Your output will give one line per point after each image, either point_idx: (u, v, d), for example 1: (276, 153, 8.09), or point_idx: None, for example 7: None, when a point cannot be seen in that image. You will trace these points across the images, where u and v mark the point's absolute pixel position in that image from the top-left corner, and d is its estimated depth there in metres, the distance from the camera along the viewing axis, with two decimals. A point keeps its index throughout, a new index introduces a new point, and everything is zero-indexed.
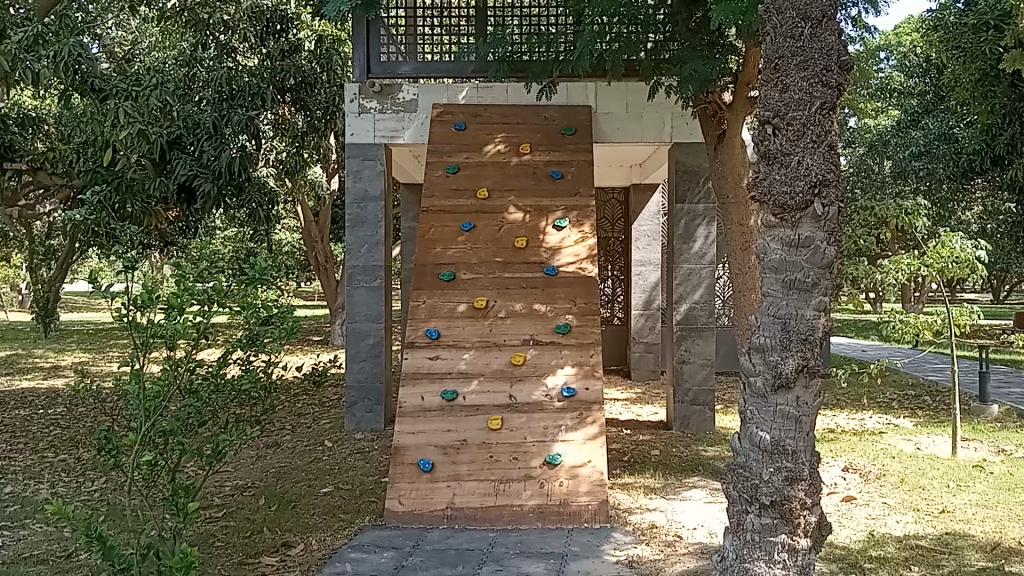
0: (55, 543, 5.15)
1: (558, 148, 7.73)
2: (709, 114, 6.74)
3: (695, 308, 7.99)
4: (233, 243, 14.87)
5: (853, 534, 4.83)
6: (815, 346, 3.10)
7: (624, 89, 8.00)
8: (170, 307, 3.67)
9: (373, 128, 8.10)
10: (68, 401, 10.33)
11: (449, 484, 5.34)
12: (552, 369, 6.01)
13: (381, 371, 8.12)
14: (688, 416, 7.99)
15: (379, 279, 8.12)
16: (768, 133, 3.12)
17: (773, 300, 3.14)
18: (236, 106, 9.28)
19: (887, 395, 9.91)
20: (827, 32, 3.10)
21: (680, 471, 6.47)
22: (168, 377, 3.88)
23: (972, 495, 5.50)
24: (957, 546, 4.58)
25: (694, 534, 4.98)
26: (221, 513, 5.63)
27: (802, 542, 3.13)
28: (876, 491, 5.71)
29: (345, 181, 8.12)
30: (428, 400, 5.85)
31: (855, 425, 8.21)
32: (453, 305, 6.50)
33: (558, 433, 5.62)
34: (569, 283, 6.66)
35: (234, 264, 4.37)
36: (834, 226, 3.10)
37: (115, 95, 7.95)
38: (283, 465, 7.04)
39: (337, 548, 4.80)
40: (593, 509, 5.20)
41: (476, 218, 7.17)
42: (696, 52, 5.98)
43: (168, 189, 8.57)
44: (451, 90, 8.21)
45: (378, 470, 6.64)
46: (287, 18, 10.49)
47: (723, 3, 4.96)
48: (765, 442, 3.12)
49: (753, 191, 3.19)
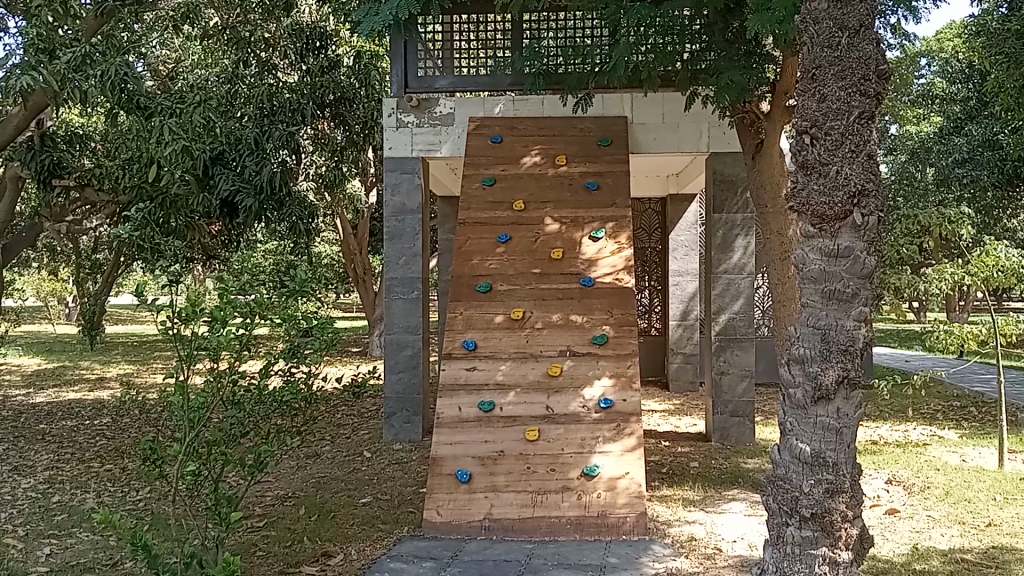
0: (102, 551, 5.26)
1: (595, 160, 7.75)
2: (746, 124, 6.69)
3: (735, 318, 7.93)
4: (272, 256, 15.10)
5: (896, 547, 4.74)
6: (856, 357, 3.07)
7: (660, 100, 8.00)
8: (214, 319, 3.75)
9: (410, 141, 8.20)
10: (114, 412, 10.52)
11: (486, 495, 5.36)
12: (589, 380, 6.00)
13: (418, 382, 8.17)
14: (726, 428, 7.91)
15: (417, 290, 8.18)
16: (805, 143, 3.12)
17: (812, 311, 3.12)
18: (277, 122, 9.87)
19: (932, 407, 9.72)
20: (865, 41, 3.06)
21: (720, 484, 6.39)
22: (212, 389, 3.96)
23: (1020, 509, 5.37)
24: (1005, 560, 4.47)
25: (734, 547, 4.92)
26: (262, 522, 5.71)
27: (844, 555, 3.08)
28: (920, 504, 5.60)
29: (384, 195, 8.23)
30: (466, 411, 5.87)
31: (899, 437, 8.06)
32: (490, 316, 6.53)
33: (596, 444, 5.60)
34: (606, 293, 6.66)
35: (276, 278, 4.46)
36: (874, 236, 3.07)
37: (160, 112, 8.06)
38: (323, 475, 7.11)
39: (376, 558, 4.84)
40: (631, 521, 5.17)
41: (513, 230, 7.21)
42: (733, 63, 5.93)
43: (211, 203, 8.63)
44: (487, 103, 8.28)
45: (416, 481, 6.68)
46: (326, 34, 10.67)
47: (760, 12, 4.94)
48: (806, 454, 3.09)
49: (791, 202, 3.19)
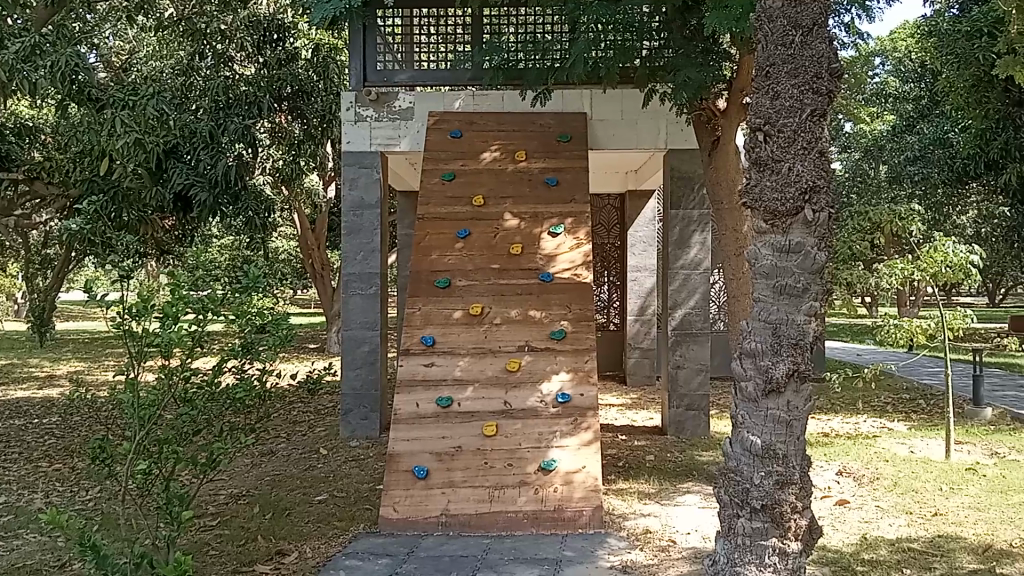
0: (49, 553, 5.15)
1: (554, 155, 7.76)
2: (703, 121, 6.74)
3: (691, 313, 8.01)
4: (228, 251, 14.90)
5: (846, 537, 4.83)
6: (806, 351, 3.12)
7: (619, 96, 8.04)
8: (165, 316, 3.67)
9: (369, 136, 8.14)
10: (63, 410, 10.31)
11: (443, 491, 5.34)
12: (547, 375, 6.02)
13: (376, 378, 8.13)
14: (682, 421, 8.00)
15: (375, 286, 8.14)
16: (759, 140, 3.14)
17: (763, 305, 3.15)
18: (232, 116, 9.41)
19: (882, 399, 9.92)
20: (818, 40, 3.10)
21: (675, 477, 6.46)
22: (163, 387, 3.88)
23: (965, 498, 5.51)
24: (950, 548, 4.58)
25: (688, 538, 4.98)
26: (215, 521, 5.63)
27: (793, 545, 3.13)
28: (869, 495, 5.72)
29: (342, 189, 8.15)
30: (423, 407, 5.85)
31: (849, 429, 8.21)
32: (448, 312, 6.51)
33: (553, 438, 5.62)
34: (564, 288, 6.69)
35: (229, 272, 4.39)
36: (825, 232, 3.11)
37: (111, 104, 8.15)
38: (278, 473, 7.03)
39: (331, 555, 4.81)
40: (588, 515, 5.20)
41: (472, 225, 7.18)
42: (690, 59, 5.95)
43: (165, 198, 8.62)
44: (447, 97, 8.25)
45: (373, 478, 6.65)
46: (284, 26, 10.50)
47: (718, 10, 4.98)
48: (756, 447, 3.13)
49: (744, 198, 3.21)
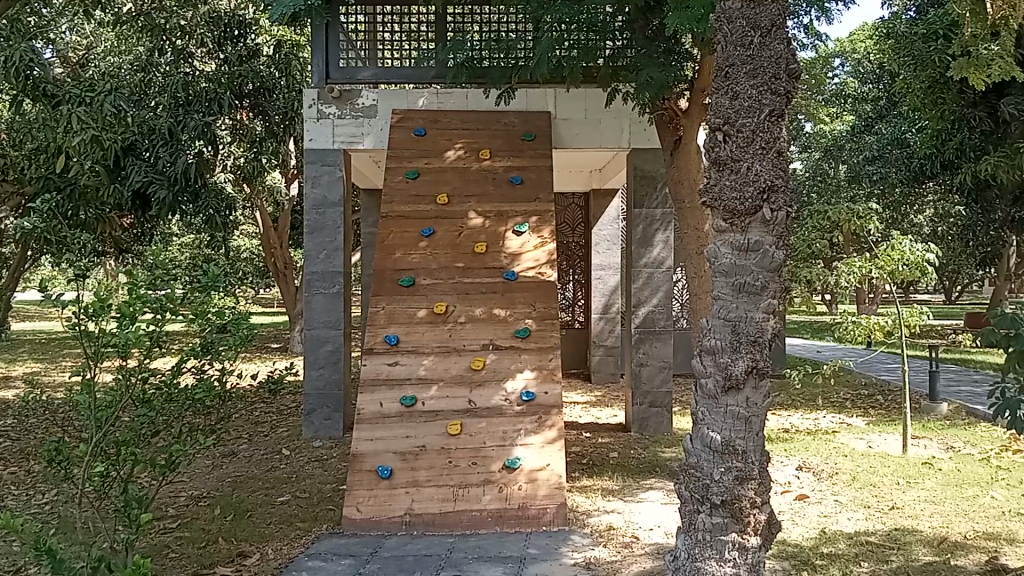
0: (3, 558, 5.04)
1: (518, 154, 7.76)
2: (665, 121, 6.79)
3: (654, 311, 8.07)
4: (189, 249, 14.70)
5: (805, 532, 4.90)
6: (765, 348, 3.15)
7: (583, 95, 8.07)
8: (122, 316, 3.59)
9: (332, 133, 8.07)
10: (18, 412, 10.09)
11: (407, 491, 5.32)
12: (511, 373, 6.03)
13: (339, 378, 8.08)
14: (646, 418, 8.05)
15: (338, 285, 8.08)
16: (718, 140, 3.18)
17: (723, 303, 3.19)
18: (192, 112, 9.44)
19: (842, 395, 10.08)
20: (776, 41, 3.14)
21: (639, 474, 6.51)
22: (121, 387, 3.83)
23: (921, 492, 5.62)
24: (907, 541, 4.67)
25: (651, 535, 5.02)
26: (175, 523, 5.56)
27: (752, 540, 3.18)
28: (828, 489, 5.81)
29: (304, 187, 8.07)
30: (387, 406, 5.82)
31: (809, 425, 8.33)
32: (412, 311, 6.48)
33: (517, 437, 5.64)
34: (528, 287, 6.70)
35: (188, 271, 4.32)
36: (783, 231, 3.16)
37: (68, 101, 7.74)
38: (240, 474, 6.96)
39: (294, 557, 4.77)
40: (552, 513, 5.23)
41: (436, 224, 7.15)
42: (652, 59, 5.98)
43: (123, 196, 8.40)
44: (411, 95, 8.22)
45: (336, 478, 6.61)
46: (246, 23, 10.34)
47: (679, 10, 5.02)
48: (716, 443, 3.16)
49: (704, 197, 3.25)
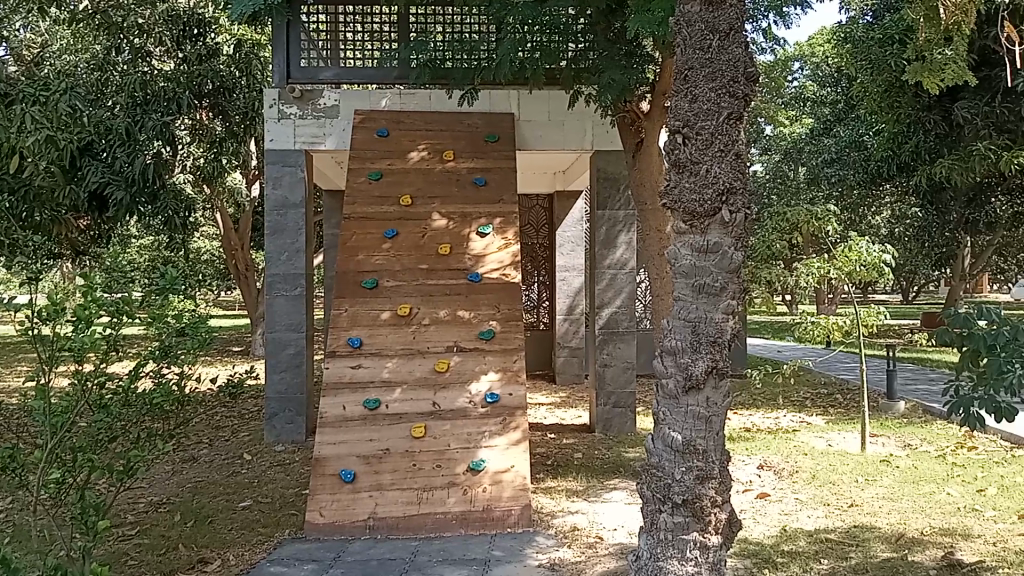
0: None
1: (482, 155, 7.75)
2: (627, 123, 6.84)
3: (618, 312, 8.12)
4: (148, 252, 14.48)
5: (766, 530, 4.96)
6: (724, 348, 3.19)
7: (546, 97, 8.10)
8: (77, 319, 3.52)
9: (293, 134, 8.01)
10: None
11: (370, 495, 5.29)
12: (476, 375, 6.03)
13: (302, 381, 8.00)
14: (610, 419, 8.09)
15: (300, 287, 8.00)
16: (678, 142, 3.21)
17: (683, 304, 3.21)
18: (150, 112, 9.46)
19: (802, 394, 10.22)
20: (734, 44, 3.18)
21: (603, 474, 6.54)
22: (77, 393, 3.75)
23: (879, 489, 5.72)
24: (865, 538, 4.75)
25: (615, 535, 5.04)
26: (134, 530, 5.46)
27: (713, 538, 3.20)
28: (788, 488, 5.88)
29: (265, 188, 7.99)
30: (350, 409, 5.78)
31: (770, 424, 8.44)
32: (376, 313, 6.43)
33: (482, 439, 5.63)
34: (492, 289, 6.71)
35: (145, 275, 4.25)
36: (741, 233, 3.19)
37: (22, 100, 7.22)
38: (200, 480, 6.86)
39: (255, 562, 4.71)
40: (516, 514, 5.23)
41: (400, 225, 7.11)
42: (614, 62, 6.00)
43: (80, 197, 8.47)
44: (373, 96, 8.18)
45: (299, 483, 6.54)
46: (205, 21, 10.25)
47: (641, 13, 5.06)
48: (677, 443, 3.18)
49: (664, 199, 3.28)
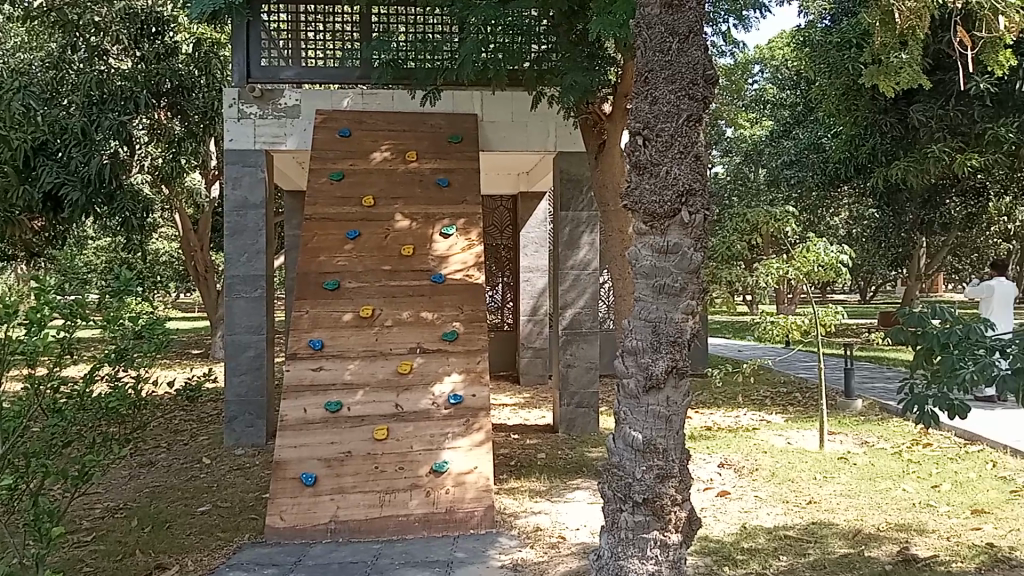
0: None
1: (445, 156, 7.74)
2: (590, 125, 6.86)
3: (581, 313, 8.16)
4: (104, 253, 14.21)
5: (726, 527, 5.02)
6: (684, 348, 3.21)
7: (509, 98, 8.11)
8: (30, 322, 3.41)
9: (253, 134, 7.93)
10: None
11: (332, 498, 5.25)
12: (439, 376, 6.01)
13: (262, 384, 7.92)
14: (573, 419, 8.12)
15: (260, 289, 7.91)
16: (638, 144, 3.24)
17: (644, 304, 3.24)
18: (107, 112, 9.24)
19: (762, 393, 10.35)
20: (693, 47, 3.21)
21: (566, 474, 6.56)
22: (29, 398, 3.66)
23: (837, 486, 5.81)
24: (823, 534, 4.82)
25: (578, 534, 5.06)
26: (89, 537, 5.36)
27: (673, 537, 3.23)
28: (748, 485, 5.95)
29: (224, 188, 7.90)
30: (311, 412, 5.72)
31: (731, 423, 8.53)
32: (338, 314, 6.39)
33: (444, 440, 5.61)
34: (455, 290, 6.70)
35: (100, 276, 4.17)
36: (700, 234, 3.22)
37: None
38: (158, 485, 6.76)
39: (215, 568, 4.65)
40: (479, 516, 5.24)
41: (362, 226, 7.06)
42: (576, 64, 6.02)
43: (34, 198, 8.18)
44: (335, 96, 8.13)
45: (259, 487, 6.47)
46: (163, 20, 10.13)
47: (602, 16, 5.08)
48: (638, 442, 3.20)
49: (625, 200, 3.30)
